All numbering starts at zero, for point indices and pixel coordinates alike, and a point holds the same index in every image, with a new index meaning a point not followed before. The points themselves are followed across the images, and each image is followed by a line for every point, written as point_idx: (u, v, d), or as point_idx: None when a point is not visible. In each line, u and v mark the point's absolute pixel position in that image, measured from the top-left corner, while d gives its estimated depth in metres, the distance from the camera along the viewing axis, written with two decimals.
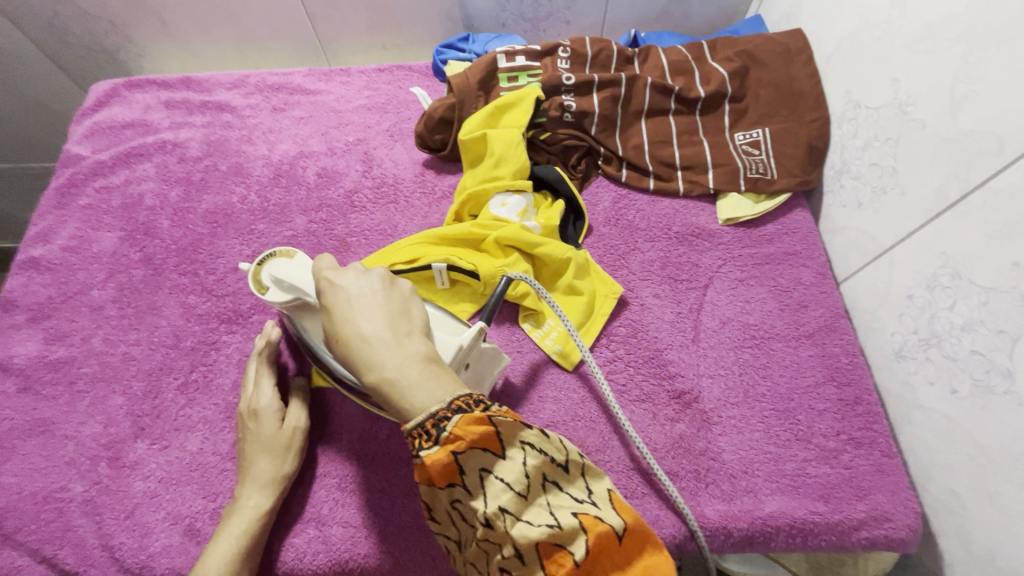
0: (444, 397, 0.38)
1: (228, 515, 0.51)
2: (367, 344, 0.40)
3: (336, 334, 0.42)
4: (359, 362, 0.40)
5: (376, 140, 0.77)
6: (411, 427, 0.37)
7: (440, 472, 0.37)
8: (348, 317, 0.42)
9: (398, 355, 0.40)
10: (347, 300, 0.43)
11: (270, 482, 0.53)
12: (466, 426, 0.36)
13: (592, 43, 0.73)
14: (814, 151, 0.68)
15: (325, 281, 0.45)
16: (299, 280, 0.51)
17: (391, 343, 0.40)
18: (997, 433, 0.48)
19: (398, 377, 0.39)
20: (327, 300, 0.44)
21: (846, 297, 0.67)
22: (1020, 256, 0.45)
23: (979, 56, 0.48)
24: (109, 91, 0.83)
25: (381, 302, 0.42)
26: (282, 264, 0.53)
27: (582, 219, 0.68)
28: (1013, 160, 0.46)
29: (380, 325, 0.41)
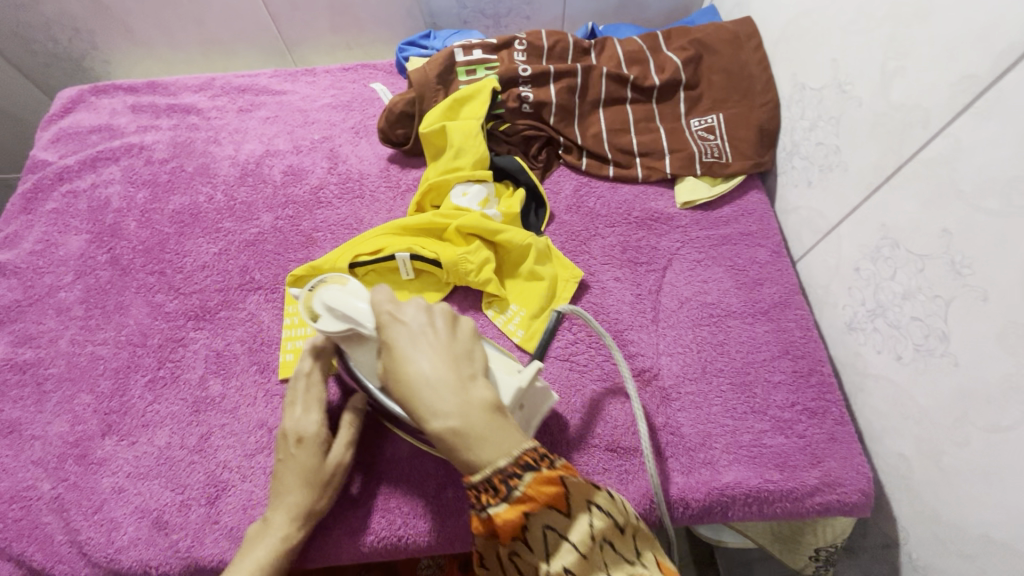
0: (511, 452, 0.39)
1: (256, 541, 0.49)
2: (430, 387, 0.41)
3: (399, 372, 0.42)
4: (422, 406, 0.40)
5: (341, 137, 0.78)
6: (478, 480, 0.39)
7: (507, 529, 0.39)
8: (411, 355, 0.42)
9: (463, 402, 0.40)
10: (411, 337, 0.43)
11: (303, 517, 0.50)
12: (539, 485, 0.38)
13: (548, 35, 0.75)
14: (765, 135, 0.70)
15: (388, 316, 0.45)
16: (355, 311, 0.50)
17: (457, 389, 0.41)
18: (937, 394, 0.50)
19: (465, 427, 0.39)
20: (390, 333, 0.44)
21: (802, 275, 0.69)
22: (948, 222, 0.48)
23: (905, 34, 0.51)
24: (75, 97, 0.83)
25: (444, 343, 0.43)
26: (334, 292, 0.52)
27: (544, 207, 0.70)
28: (939, 130, 0.48)
29: (445, 367, 0.42)
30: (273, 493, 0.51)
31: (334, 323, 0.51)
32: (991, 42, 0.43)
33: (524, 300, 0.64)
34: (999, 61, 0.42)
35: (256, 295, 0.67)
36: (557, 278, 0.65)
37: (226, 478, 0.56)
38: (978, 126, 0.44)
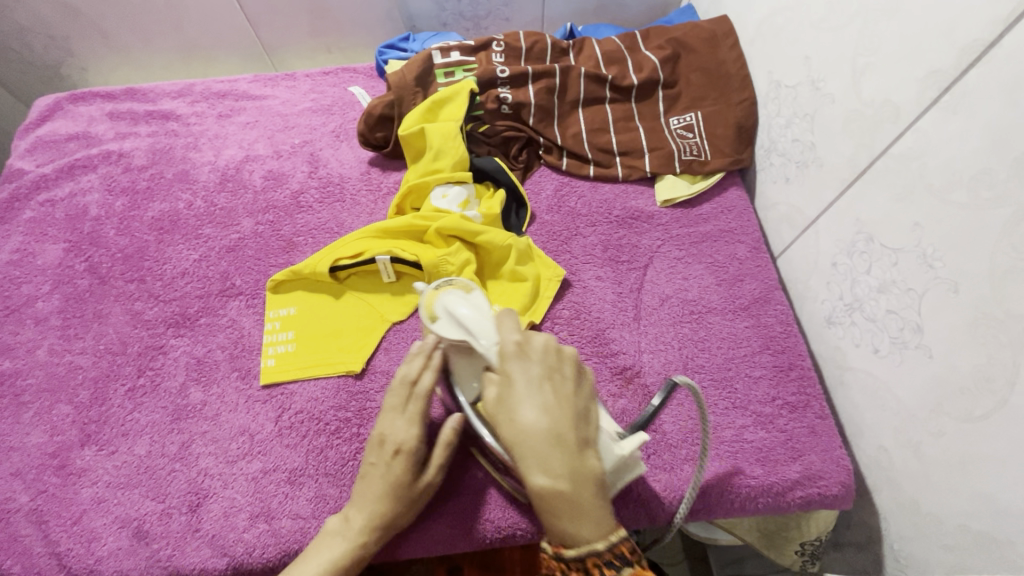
0: (608, 537, 0.40)
1: (331, 540, 0.48)
2: (549, 443, 0.41)
3: (517, 416, 0.42)
4: (534, 462, 0.40)
5: (322, 141, 0.78)
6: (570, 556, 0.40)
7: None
8: (532, 400, 0.42)
9: (576, 470, 0.40)
10: (537, 381, 0.43)
11: (379, 530, 0.49)
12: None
13: (526, 36, 0.75)
14: (742, 132, 0.71)
15: (516, 350, 0.45)
16: (475, 323, 0.50)
17: (573, 453, 0.41)
18: (913, 385, 0.50)
19: (575, 496, 0.40)
20: (516, 371, 0.44)
21: (782, 271, 0.69)
22: (919, 216, 0.48)
23: (874, 29, 0.51)
24: (52, 105, 0.83)
25: (567, 398, 0.43)
26: (459, 300, 0.52)
27: (524, 207, 0.70)
28: (908, 125, 0.48)
29: (565, 425, 0.42)
30: (356, 493, 0.50)
31: (453, 330, 0.51)
32: (954, 37, 0.43)
33: (508, 301, 0.63)
34: (963, 55, 0.43)
35: (236, 300, 0.66)
36: (539, 275, 0.65)
37: (208, 486, 0.55)
38: (946, 121, 0.45)
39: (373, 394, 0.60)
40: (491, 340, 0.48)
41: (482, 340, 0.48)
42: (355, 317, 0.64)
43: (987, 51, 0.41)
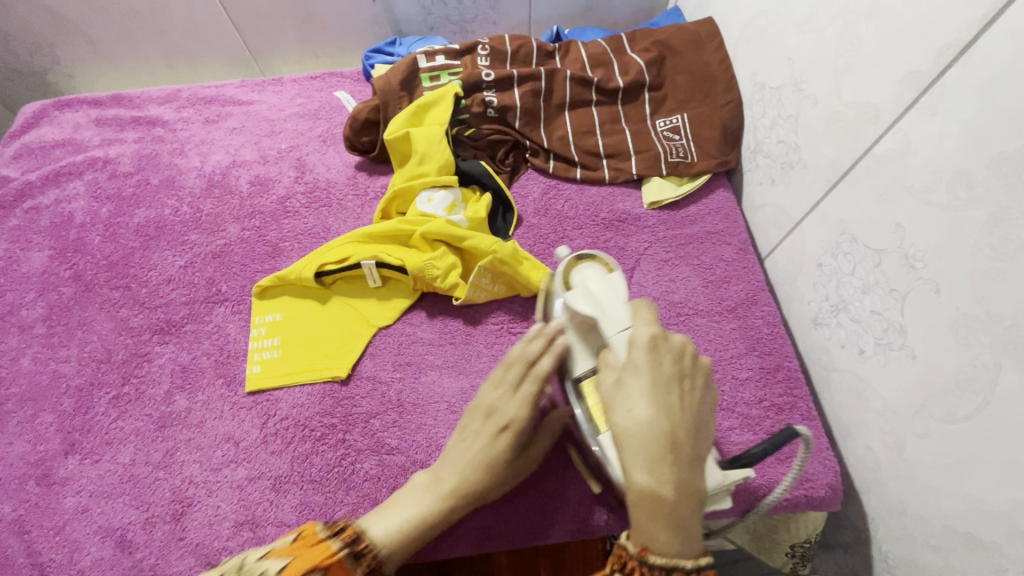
0: (692, 554, 0.38)
1: (421, 497, 0.48)
2: (665, 449, 0.40)
3: (634, 410, 0.41)
4: (644, 461, 0.40)
5: (309, 146, 0.78)
6: (656, 564, 0.38)
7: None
8: (656, 399, 0.41)
9: (683, 482, 0.39)
10: (662, 384, 0.41)
11: (470, 500, 0.49)
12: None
13: (511, 40, 0.75)
14: (728, 133, 0.71)
15: (650, 345, 0.42)
16: (606, 307, 0.48)
17: (685, 464, 0.40)
18: (898, 386, 0.50)
19: (675, 507, 0.39)
20: (642, 367, 0.42)
21: (770, 272, 0.69)
22: (901, 217, 0.48)
23: (853, 31, 0.51)
24: (38, 112, 0.82)
25: (691, 407, 0.42)
26: (596, 279, 0.51)
27: (511, 211, 0.70)
28: (888, 126, 0.48)
29: (683, 435, 0.40)
30: (450, 454, 0.51)
31: (582, 303, 0.49)
32: (931, 38, 0.44)
33: None
34: (940, 57, 0.43)
35: (222, 307, 0.66)
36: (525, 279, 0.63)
37: (192, 494, 0.55)
38: (925, 122, 0.45)
39: (359, 399, 0.59)
40: (621, 325, 0.47)
41: (613, 322, 0.47)
42: (342, 322, 0.64)
43: (964, 52, 0.41)
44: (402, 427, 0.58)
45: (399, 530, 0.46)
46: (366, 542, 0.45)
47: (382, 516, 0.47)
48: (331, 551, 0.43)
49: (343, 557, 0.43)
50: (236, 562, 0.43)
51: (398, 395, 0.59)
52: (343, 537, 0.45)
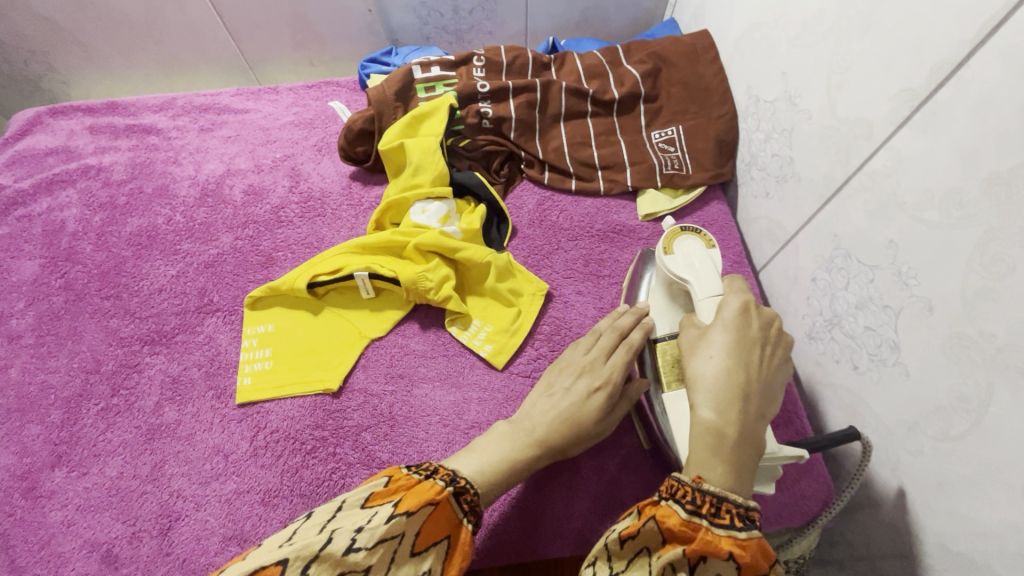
0: (742, 496, 0.40)
1: (507, 441, 0.49)
2: (737, 393, 0.43)
3: (716, 357, 0.44)
4: (713, 402, 0.43)
5: (303, 155, 0.78)
6: (709, 490, 0.39)
7: (698, 542, 0.38)
8: (737, 352, 0.44)
9: (745, 428, 0.42)
10: (746, 343, 0.45)
11: (555, 449, 0.49)
12: (757, 547, 0.37)
13: (507, 51, 0.75)
14: (723, 146, 0.71)
15: (743, 309, 0.46)
16: (703, 272, 0.51)
17: (751, 414, 0.42)
18: (891, 404, 0.50)
19: (736, 448, 0.41)
20: (730, 328, 0.45)
21: (764, 285, 0.69)
22: (894, 234, 0.48)
23: (846, 48, 0.51)
24: (32, 119, 0.82)
25: (766, 370, 0.45)
26: (698, 249, 0.53)
27: (506, 222, 0.70)
28: (880, 143, 0.48)
29: (753, 388, 0.43)
30: (538, 403, 0.52)
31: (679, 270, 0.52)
32: (922, 57, 0.44)
33: (490, 319, 0.63)
34: (933, 75, 0.43)
35: (214, 317, 0.66)
36: (519, 290, 0.65)
37: (180, 508, 0.55)
38: (917, 139, 0.45)
39: (351, 412, 0.59)
40: (712, 291, 0.50)
41: (704, 287, 0.50)
42: (335, 333, 0.64)
43: (955, 71, 0.41)
44: (393, 440, 0.57)
45: (486, 468, 0.47)
46: (465, 482, 0.45)
47: (465, 457, 0.48)
48: (438, 489, 0.43)
49: (449, 495, 0.43)
50: (331, 506, 0.42)
51: (389, 408, 0.59)
52: (449, 475, 0.45)
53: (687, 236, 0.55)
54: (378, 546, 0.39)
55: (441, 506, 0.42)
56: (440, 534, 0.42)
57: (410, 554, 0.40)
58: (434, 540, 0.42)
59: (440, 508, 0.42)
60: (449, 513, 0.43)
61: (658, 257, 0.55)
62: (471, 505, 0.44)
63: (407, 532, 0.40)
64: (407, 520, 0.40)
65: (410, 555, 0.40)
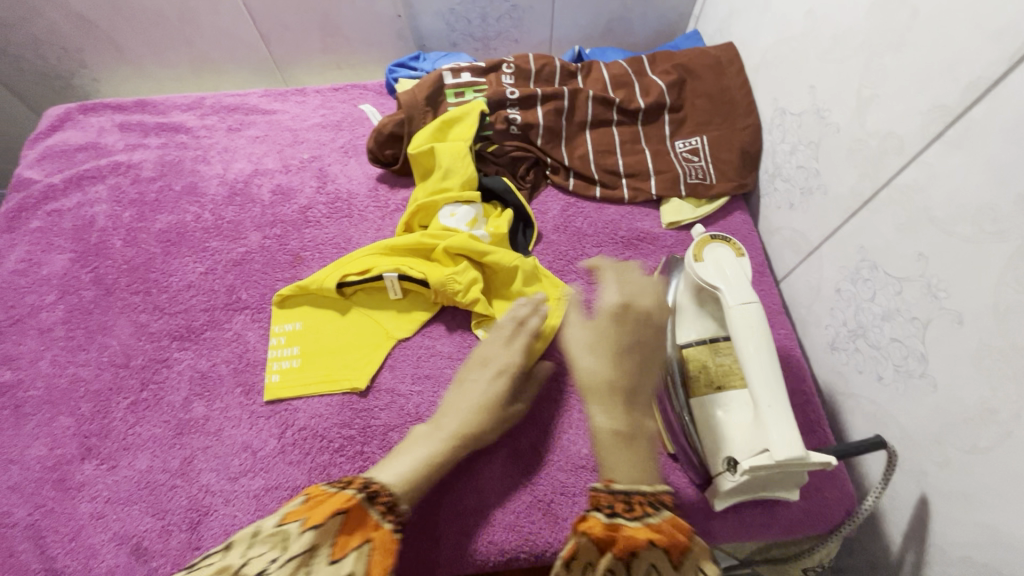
0: (649, 484, 0.44)
1: (420, 438, 0.51)
2: (618, 392, 0.47)
3: (593, 362, 0.49)
4: (605, 402, 0.47)
5: (330, 157, 0.79)
6: (619, 490, 0.44)
7: (622, 540, 0.40)
8: (614, 354, 0.48)
9: (632, 422, 0.46)
10: (619, 342, 0.49)
11: (470, 438, 0.51)
12: (671, 525, 0.41)
13: (535, 59, 0.77)
14: (747, 157, 0.72)
15: (613, 313, 0.50)
16: (733, 281, 0.52)
17: (631, 405, 0.47)
18: (916, 415, 0.51)
19: (632, 446, 0.46)
20: (610, 329, 0.50)
21: (785, 294, 0.70)
22: (924, 247, 0.49)
23: (879, 63, 0.53)
24: (63, 116, 0.83)
25: (642, 359, 0.49)
26: (729, 257, 0.54)
27: (532, 227, 0.70)
28: (912, 157, 0.49)
29: (630, 378, 0.48)
30: (450, 402, 0.53)
31: (711, 276, 0.53)
32: (957, 74, 0.45)
33: None
34: (967, 92, 0.44)
35: (242, 315, 0.66)
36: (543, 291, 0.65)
37: (209, 503, 0.55)
38: (949, 155, 0.46)
39: (378, 412, 0.59)
40: (743, 298, 0.50)
41: (735, 295, 0.51)
42: (361, 332, 0.64)
43: (992, 89, 0.42)
44: None
45: (408, 474, 0.47)
46: (378, 486, 0.45)
47: (388, 466, 0.48)
48: (349, 498, 0.43)
49: (360, 500, 0.43)
50: (247, 537, 0.40)
51: (416, 408, 0.60)
52: (362, 485, 0.45)
53: (717, 244, 0.56)
54: (290, 564, 0.37)
55: (354, 513, 0.42)
56: (360, 539, 0.41)
57: (328, 562, 0.38)
58: (352, 548, 0.40)
59: (353, 514, 0.42)
60: (363, 518, 0.42)
61: (688, 264, 0.56)
62: (386, 505, 0.44)
63: (323, 542, 0.39)
64: (317, 531, 0.40)
65: (326, 563, 0.38)
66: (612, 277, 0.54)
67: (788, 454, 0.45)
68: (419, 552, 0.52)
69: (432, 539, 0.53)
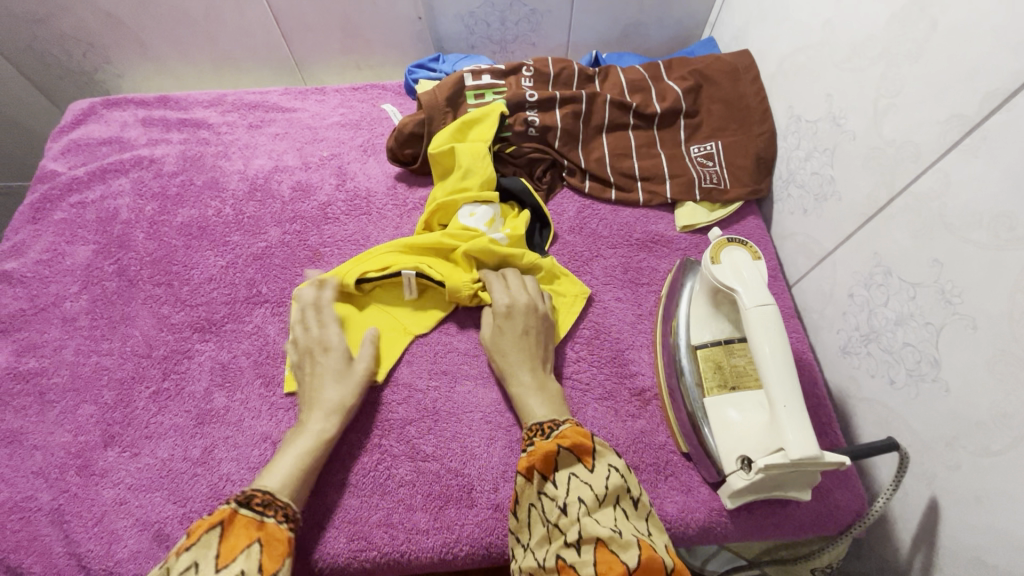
0: (559, 416, 0.54)
1: (295, 435, 0.55)
2: (531, 363, 0.57)
3: (510, 347, 0.58)
4: (520, 373, 0.57)
5: (350, 155, 0.80)
6: (535, 420, 0.53)
7: (539, 458, 0.49)
8: (521, 335, 0.59)
9: (542, 381, 0.57)
10: (525, 324, 0.59)
11: (337, 408, 0.56)
12: (574, 430, 0.50)
13: (554, 63, 0.78)
14: (761, 162, 0.73)
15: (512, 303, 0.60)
16: (751, 284, 0.53)
17: (541, 368, 0.58)
18: (928, 419, 0.51)
19: (547, 398, 0.55)
20: (507, 321, 0.59)
21: (797, 299, 0.70)
22: (939, 253, 0.50)
23: (896, 73, 0.54)
24: (87, 110, 0.85)
25: (541, 333, 0.60)
26: (745, 260, 0.55)
27: (548, 228, 0.72)
28: (928, 165, 0.50)
29: (538, 350, 0.59)
30: (304, 398, 0.57)
31: (727, 278, 0.54)
32: (976, 85, 0.46)
33: None
34: (985, 102, 0.45)
35: (262, 308, 0.67)
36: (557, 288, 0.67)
37: (229, 491, 0.56)
38: (967, 163, 0.47)
39: (395, 406, 0.60)
40: (761, 301, 0.51)
41: (753, 297, 0.52)
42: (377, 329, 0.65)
43: (1009, 99, 0.43)
44: (437, 435, 0.59)
45: (289, 473, 0.51)
46: (252, 490, 0.49)
47: (270, 472, 0.51)
48: (224, 511, 0.46)
49: (234, 509, 0.47)
50: None
51: (433, 403, 0.60)
52: (240, 496, 0.48)
53: (734, 247, 0.57)
54: None
55: (233, 521, 0.46)
56: (246, 541, 0.45)
57: (214, 570, 0.43)
58: (239, 551, 0.44)
59: (232, 524, 0.46)
60: (243, 524, 0.46)
61: (705, 266, 0.57)
62: (264, 504, 0.48)
63: (204, 557, 0.43)
64: (197, 550, 0.43)
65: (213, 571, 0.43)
66: (504, 277, 0.64)
67: (802, 454, 0.46)
68: (439, 542, 0.54)
69: (454, 537, 0.54)
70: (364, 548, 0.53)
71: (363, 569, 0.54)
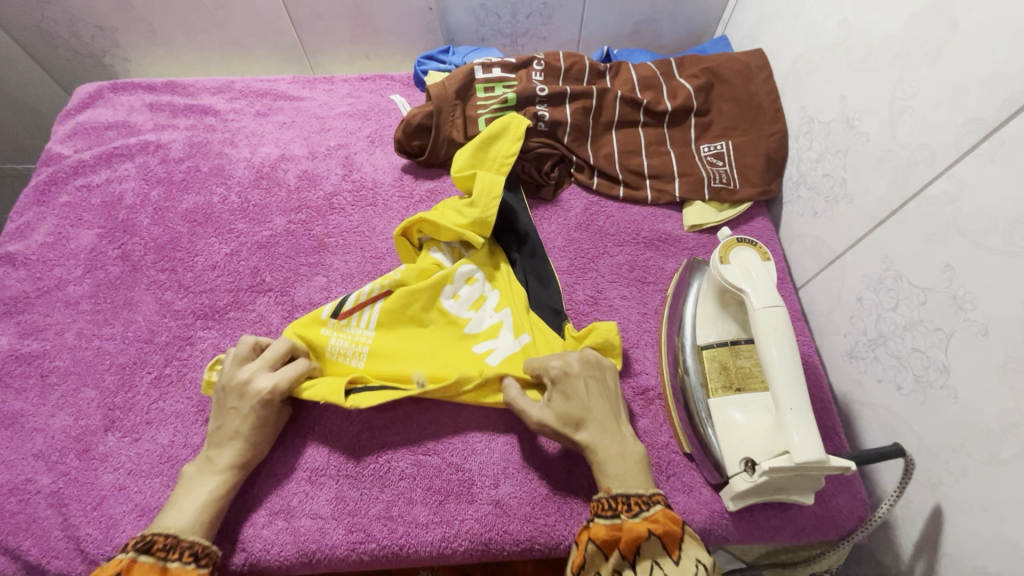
0: (647, 488, 0.50)
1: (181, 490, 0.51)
2: (604, 432, 0.53)
3: (584, 418, 0.53)
4: (600, 443, 0.52)
5: (357, 145, 0.79)
6: (618, 493, 0.50)
7: (626, 539, 0.46)
8: (587, 403, 0.54)
9: (622, 443, 0.53)
10: (591, 386, 0.55)
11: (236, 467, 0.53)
12: (666, 517, 0.47)
13: (566, 57, 0.78)
14: (771, 163, 0.72)
15: (569, 366, 0.56)
16: (767, 290, 0.52)
17: (615, 431, 0.53)
18: (935, 426, 0.51)
19: (630, 471, 0.51)
20: (575, 387, 0.55)
21: (805, 301, 0.70)
22: (951, 258, 0.49)
23: (913, 74, 0.53)
24: (94, 93, 0.84)
25: (600, 390, 0.55)
26: (761, 274, 0.53)
27: (554, 284, 0.66)
28: (944, 168, 0.49)
29: (608, 415, 0.54)
30: (215, 437, 0.54)
31: (735, 279, 0.54)
32: (995, 89, 0.45)
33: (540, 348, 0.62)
34: (1004, 107, 0.44)
35: (265, 297, 0.67)
36: (594, 342, 0.60)
37: None
38: (984, 168, 0.46)
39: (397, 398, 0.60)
40: (768, 301, 0.51)
41: (760, 297, 0.51)
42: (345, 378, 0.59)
43: None
44: (436, 428, 0.58)
45: (194, 515, 0.50)
46: (153, 536, 0.47)
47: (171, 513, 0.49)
48: (121, 562, 0.44)
49: (133, 558, 0.45)
50: None
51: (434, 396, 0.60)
52: (138, 543, 0.46)
53: (744, 248, 0.56)
54: None
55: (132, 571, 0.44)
56: None
57: None
58: None
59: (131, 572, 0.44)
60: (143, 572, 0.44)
61: (713, 265, 0.56)
62: (167, 548, 0.47)
63: None
64: None
65: None
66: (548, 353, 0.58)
67: (809, 456, 0.45)
68: (438, 536, 0.53)
69: (453, 532, 0.53)
70: (362, 540, 0.53)
71: (360, 561, 0.54)
